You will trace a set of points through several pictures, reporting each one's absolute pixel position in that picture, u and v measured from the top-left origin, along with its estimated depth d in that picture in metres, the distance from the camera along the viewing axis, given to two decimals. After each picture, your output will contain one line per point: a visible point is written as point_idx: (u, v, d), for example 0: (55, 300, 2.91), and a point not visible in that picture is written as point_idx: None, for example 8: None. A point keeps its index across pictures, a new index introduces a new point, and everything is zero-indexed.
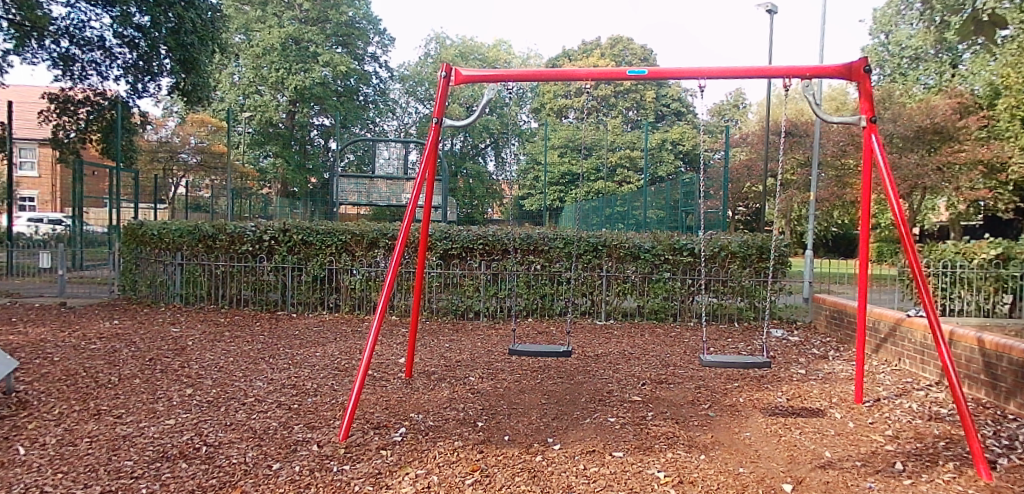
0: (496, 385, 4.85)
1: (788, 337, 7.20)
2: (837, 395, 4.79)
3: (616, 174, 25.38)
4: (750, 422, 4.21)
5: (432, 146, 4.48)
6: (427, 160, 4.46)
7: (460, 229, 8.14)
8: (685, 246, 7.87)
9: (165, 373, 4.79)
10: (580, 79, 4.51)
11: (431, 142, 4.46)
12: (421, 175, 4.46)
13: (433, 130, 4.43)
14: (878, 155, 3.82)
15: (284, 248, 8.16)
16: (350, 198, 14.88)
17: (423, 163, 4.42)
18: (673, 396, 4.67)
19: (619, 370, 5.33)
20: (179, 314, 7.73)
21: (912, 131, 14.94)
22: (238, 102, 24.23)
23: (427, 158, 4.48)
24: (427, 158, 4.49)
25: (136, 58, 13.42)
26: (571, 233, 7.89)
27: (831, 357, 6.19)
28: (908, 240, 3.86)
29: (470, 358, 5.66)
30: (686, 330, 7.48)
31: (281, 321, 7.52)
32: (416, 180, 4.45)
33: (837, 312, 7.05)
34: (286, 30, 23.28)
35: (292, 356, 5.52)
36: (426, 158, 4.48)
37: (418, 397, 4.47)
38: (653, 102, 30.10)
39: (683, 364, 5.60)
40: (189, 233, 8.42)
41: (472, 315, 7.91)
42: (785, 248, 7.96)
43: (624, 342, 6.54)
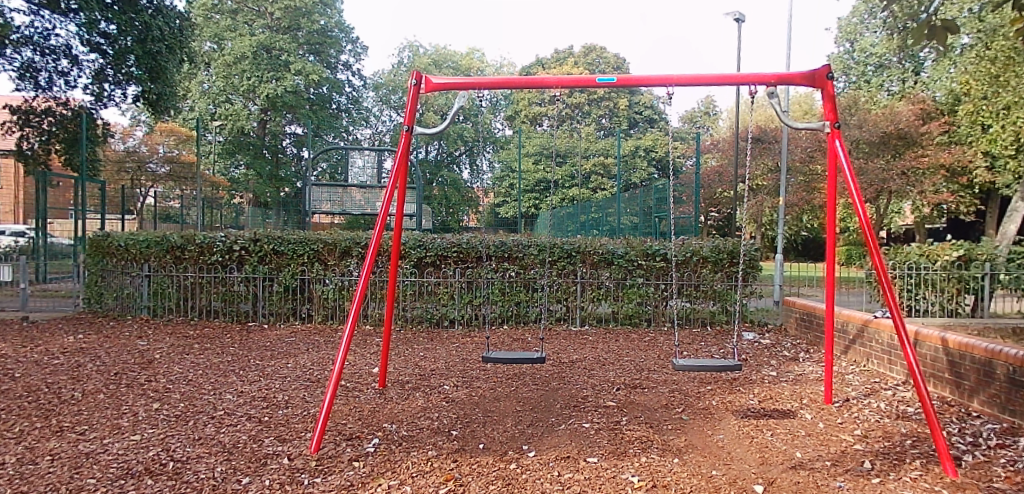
0: (471, 393, 4.84)
1: (759, 339, 7.30)
2: (806, 396, 4.87)
3: (591, 180, 25.57)
4: (723, 424, 4.27)
5: (404, 152, 4.44)
6: (397, 167, 4.41)
7: (434, 236, 8.11)
8: (658, 251, 7.95)
9: (131, 387, 4.66)
10: (551, 87, 4.52)
11: (403, 148, 4.41)
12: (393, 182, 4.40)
13: (405, 136, 4.39)
14: (843, 160, 3.90)
15: (255, 258, 8.03)
16: (323, 207, 14.74)
17: (394, 171, 4.37)
18: (647, 400, 4.69)
19: (592, 376, 5.32)
20: (147, 326, 7.55)
21: (878, 137, 15.31)
22: (208, 111, 23.89)
23: (398, 165, 4.43)
24: (398, 165, 4.44)
25: (103, 67, 13.18)
26: (546, 240, 7.92)
27: (802, 358, 6.30)
28: (873, 244, 3.94)
29: (445, 367, 5.62)
30: (660, 334, 7.55)
31: (252, 332, 7.38)
32: (388, 188, 4.39)
33: (807, 315, 7.17)
34: (257, 39, 23.04)
35: (263, 367, 5.42)
36: (396, 165, 4.42)
37: (392, 407, 4.43)
38: (626, 110, 30.46)
39: (657, 368, 5.64)
40: (157, 244, 8.24)
41: (447, 323, 7.87)
42: (755, 252, 8.10)
43: (599, 348, 6.58)
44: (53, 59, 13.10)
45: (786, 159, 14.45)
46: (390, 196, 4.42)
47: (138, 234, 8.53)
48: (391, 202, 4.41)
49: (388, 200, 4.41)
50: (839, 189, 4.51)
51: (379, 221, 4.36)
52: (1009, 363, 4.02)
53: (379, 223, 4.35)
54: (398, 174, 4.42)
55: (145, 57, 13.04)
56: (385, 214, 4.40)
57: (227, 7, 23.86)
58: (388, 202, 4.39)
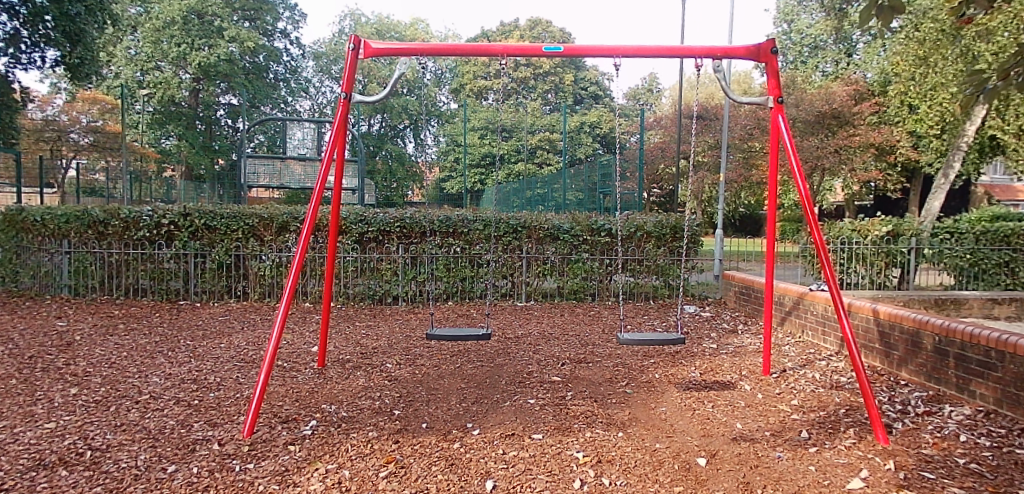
0: (415, 371, 4.72)
1: (700, 313, 7.47)
2: (746, 367, 5.00)
3: (537, 156, 25.53)
4: (666, 397, 4.33)
5: (342, 120, 4.20)
6: (335, 135, 4.16)
7: (376, 211, 7.88)
8: (603, 226, 7.97)
9: (46, 371, 4.32)
10: (496, 55, 4.37)
11: (341, 117, 4.19)
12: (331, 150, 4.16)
13: (343, 106, 4.17)
14: (785, 136, 3.95)
15: (186, 233, 7.61)
16: (261, 181, 14.16)
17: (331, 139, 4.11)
18: (592, 375, 4.71)
19: (538, 351, 5.29)
20: (66, 307, 7.05)
21: (813, 116, 15.81)
22: (135, 78, 22.46)
23: (336, 132, 4.17)
24: (337, 133, 4.18)
25: (15, 28, 12.21)
26: (491, 215, 7.81)
27: (740, 331, 6.46)
28: (812, 218, 4.03)
29: (387, 344, 5.48)
30: (605, 309, 7.60)
31: (183, 311, 7.02)
32: (326, 156, 4.14)
33: (746, 288, 7.37)
34: (187, 2, 21.71)
35: (194, 348, 5.14)
36: (334, 134, 4.17)
37: (333, 387, 4.28)
38: (572, 85, 30.44)
39: (602, 342, 5.66)
40: (75, 218, 7.66)
41: (391, 300, 7.71)
42: (697, 227, 8.23)
43: (544, 323, 6.57)
44: None
45: (727, 136, 14.74)
46: (329, 165, 4.19)
47: (54, 207, 7.92)
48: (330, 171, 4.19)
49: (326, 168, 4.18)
50: (779, 164, 4.58)
51: (317, 193, 4.17)
52: (934, 332, 4.21)
53: (317, 194, 4.16)
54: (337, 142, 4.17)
55: (60, 18, 12.09)
56: (322, 184, 4.19)
57: None
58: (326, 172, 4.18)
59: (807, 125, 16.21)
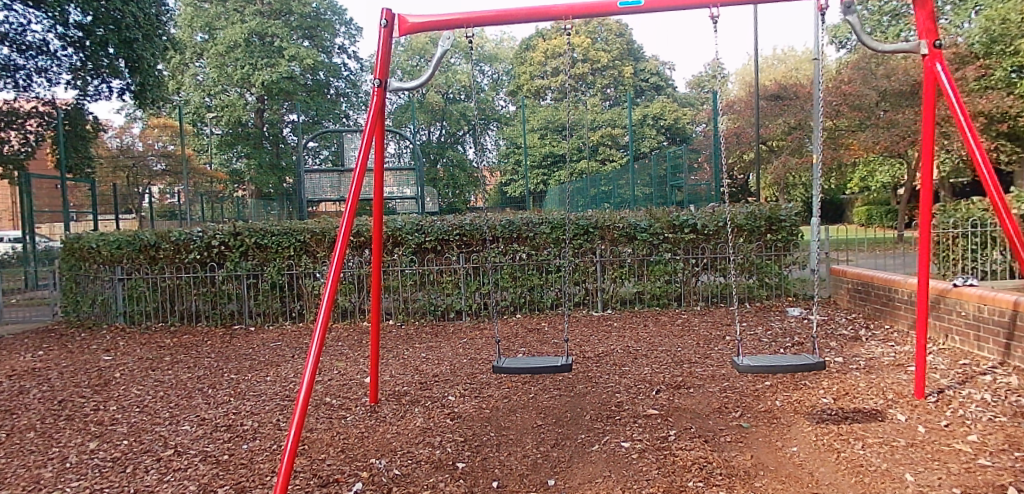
0: (481, 405, 4.00)
1: (808, 316, 6.44)
2: (888, 389, 4.00)
3: (599, 152, 24.60)
4: (795, 434, 3.43)
5: (378, 107, 3.51)
6: (372, 122, 3.45)
7: (433, 218, 7.30)
8: (686, 221, 7.05)
9: (71, 421, 3.88)
10: (559, 17, 3.57)
11: (376, 105, 3.51)
12: (368, 138, 3.44)
13: (377, 93, 3.47)
14: (946, 85, 3.09)
15: (237, 254, 7.21)
16: (320, 194, 13.92)
17: (368, 127, 3.41)
18: (695, 404, 3.85)
19: (625, 375, 4.44)
20: (121, 337, 6.77)
21: (909, 85, 14.16)
22: (203, 103, 23.02)
23: (373, 120, 3.46)
24: (374, 119, 3.48)
25: (83, 61, 12.40)
26: (558, 217, 7.04)
27: (865, 338, 5.41)
28: (1000, 197, 3.34)
29: (450, 371, 4.79)
30: (693, 315, 6.67)
31: (236, 338, 6.61)
32: (363, 147, 3.43)
33: (863, 285, 6.29)
34: (248, 26, 22.06)
35: (237, 383, 4.63)
36: (371, 122, 3.46)
37: (385, 431, 3.60)
38: (632, 78, 29.23)
39: (700, 360, 4.78)
40: (127, 244, 7.39)
41: (453, 314, 7.08)
42: (796, 216, 7.16)
43: (627, 337, 5.71)
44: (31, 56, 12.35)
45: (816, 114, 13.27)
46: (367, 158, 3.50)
47: (110, 234, 7.70)
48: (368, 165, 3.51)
49: (364, 160, 3.48)
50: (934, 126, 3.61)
51: (354, 193, 3.52)
52: None
53: (354, 194, 3.51)
54: (374, 130, 3.45)
55: (121, 46, 12.23)
56: (360, 180, 3.54)
57: None
58: (364, 165, 3.50)
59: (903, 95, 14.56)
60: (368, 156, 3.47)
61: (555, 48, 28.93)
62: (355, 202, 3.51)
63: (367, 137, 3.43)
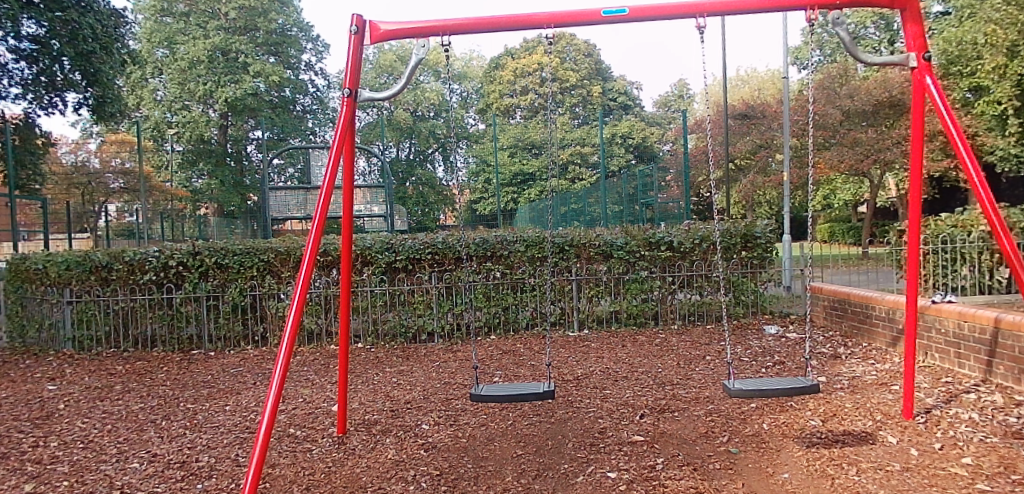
0: (457, 434, 3.77)
1: (786, 334, 6.38)
2: (876, 409, 3.90)
3: (569, 171, 24.67)
4: (786, 459, 3.29)
5: (349, 116, 3.31)
6: (342, 131, 3.23)
7: (404, 236, 7.07)
8: (662, 239, 6.96)
9: (6, 460, 3.52)
10: (539, 26, 3.43)
11: (346, 115, 3.30)
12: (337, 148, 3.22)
13: (347, 102, 3.27)
14: (934, 93, 3.27)
15: (196, 274, 6.87)
16: (286, 212, 13.53)
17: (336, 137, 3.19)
18: (681, 429, 3.69)
19: (607, 399, 4.27)
20: (69, 364, 6.34)
21: (871, 105, 14.49)
22: (164, 119, 22.39)
23: (342, 130, 3.24)
24: (344, 129, 3.26)
25: (37, 74, 11.90)
26: (533, 234, 6.88)
27: (844, 356, 5.36)
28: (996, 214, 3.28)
29: (423, 396, 4.55)
30: (671, 334, 6.55)
31: (194, 363, 6.24)
32: (332, 157, 3.21)
33: (839, 302, 6.27)
34: (212, 41, 21.61)
35: (194, 414, 4.31)
36: (340, 132, 3.24)
37: (354, 464, 3.35)
38: (600, 97, 29.50)
39: (682, 381, 4.64)
40: (78, 264, 6.97)
41: (425, 336, 6.85)
42: (771, 233, 7.13)
43: (605, 357, 5.55)
44: None
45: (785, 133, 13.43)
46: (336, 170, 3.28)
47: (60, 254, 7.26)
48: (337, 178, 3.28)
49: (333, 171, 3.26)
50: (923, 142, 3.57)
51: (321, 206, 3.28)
52: None
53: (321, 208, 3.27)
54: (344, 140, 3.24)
55: (77, 59, 11.78)
56: (329, 193, 3.32)
57: (178, 10, 22.46)
58: (333, 177, 3.28)
59: (864, 114, 14.88)
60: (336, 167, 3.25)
61: (525, 67, 29.04)
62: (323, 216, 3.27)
63: (336, 148, 3.21)
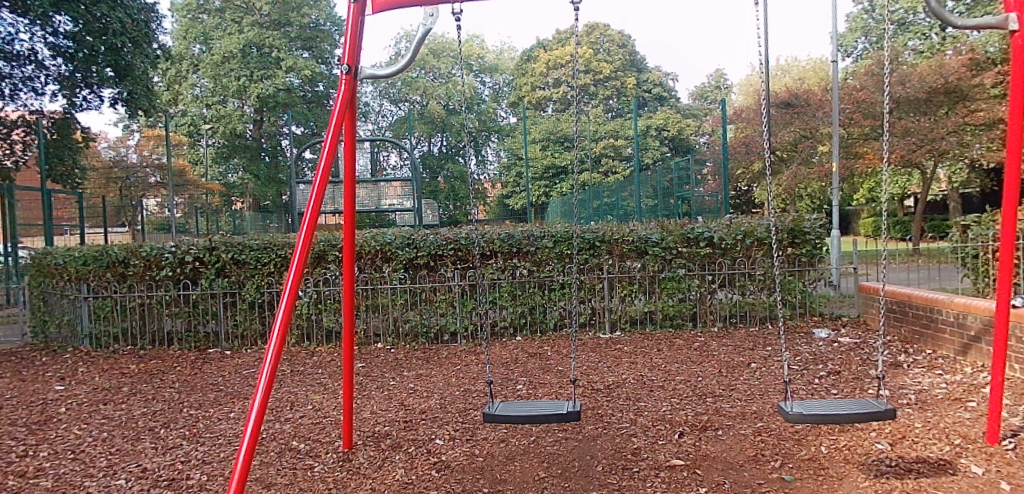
0: (473, 451, 3.41)
1: (838, 338, 5.83)
2: (953, 431, 3.38)
3: (601, 164, 24.12)
4: (851, 491, 2.82)
5: (348, 94, 2.95)
6: (339, 111, 2.89)
7: (426, 231, 6.75)
8: (701, 234, 6.45)
9: None
10: None
11: (345, 93, 2.95)
12: (334, 128, 2.87)
13: (347, 78, 2.92)
14: None
15: (213, 271, 6.65)
16: None
17: (333, 116, 2.85)
18: (725, 452, 3.25)
19: (641, 413, 3.85)
20: (84, 363, 6.19)
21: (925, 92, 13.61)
22: (200, 115, 22.46)
23: (340, 109, 2.90)
24: (342, 108, 2.91)
25: (72, 70, 11.91)
26: (562, 230, 6.45)
27: (907, 365, 4.83)
28: None
29: (440, 405, 4.21)
30: (710, 337, 6.07)
31: (209, 363, 6.03)
32: (327, 139, 2.86)
33: (897, 302, 5.70)
34: (246, 36, 21.63)
35: (197, 423, 4.04)
36: (338, 111, 2.90)
37: (357, 486, 3.01)
38: (634, 88, 28.79)
39: (725, 393, 4.20)
40: (95, 260, 6.80)
41: (447, 337, 6.53)
42: (821, 228, 6.57)
43: (639, 363, 5.12)
44: (18, 65, 11.77)
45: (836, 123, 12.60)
46: (332, 154, 2.92)
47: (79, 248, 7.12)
48: (334, 162, 2.93)
49: (329, 154, 2.91)
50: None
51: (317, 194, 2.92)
52: None
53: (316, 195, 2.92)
54: (343, 121, 2.89)
55: (109, 54, 11.75)
56: (325, 180, 2.96)
57: (214, 7, 22.60)
58: (329, 162, 2.92)
59: (918, 102, 13.98)
60: (333, 148, 2.90)
61: (557, 59, 28.62)
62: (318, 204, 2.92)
63: (333, 128, 2.87)
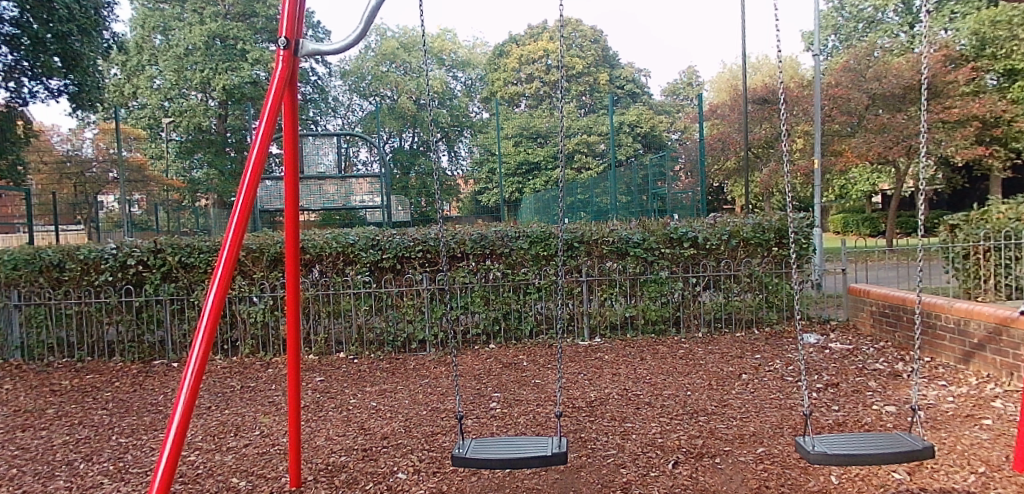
0: (440, 488, 2.97)
1: (829, 344, 5.54)
2: (974, 456, 3.06)
3: (575, 160, 23.81)
4: None
5: (288, 71, 2.50)
6: (276, 90, 2.42)
7: (392, 232, 6.27)
8: (685, 234, 6.09)
9: None
10: None
11: (283, 71, 2.49)
12: (271, 111, 2.40)
13: (285, 54, 2.47)
14: None
15: (158, 275, 6.07)
16: None
17: (269, 95, 2.39)
18: (727, 485, 2.87)
19: (629, 437, 3.45)
20: (11, 379, 5.55)
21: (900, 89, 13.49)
22: (160, 108, 21.35)
23: (278, 88, 2.43)
24: (280, 87, 2.45)
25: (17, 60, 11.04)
26: (539, 230, 6.03)
27: (907, 375, 4.54)
28: None
29: (404, 429, 3.75)
30: (696, 344, 5.71)
31: (151, 378, 5.47)
32: (262, 123, 2.40)
33: (892, 306, 5.44)
34: (209, 27, 20.72)
35: (123, 455, 3.50)
36: (274, 90, 2.43)
37: None
38: (607, 85, 28.54)
39: (721, 412, 3.83)
40: (26, 263, 6.07)
41: (415, 345, 6.08)
42: (809, 227, 6.26)
43: (623, 375, 4.74)
44: None
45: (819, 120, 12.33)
46: (268, 142, 2.44)
47: None
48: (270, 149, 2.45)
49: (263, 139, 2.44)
50: None
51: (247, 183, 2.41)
52: None
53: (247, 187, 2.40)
54: (281, 102, 2.43)
55: (57, 42, 10.96)
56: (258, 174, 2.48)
57: None
58: (264, 152, 2.44)
59: (892, 99, 13.89)
60: (269, 133, 2.43)
61: (530, 54, 28.29)
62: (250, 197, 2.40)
63: (269, 110, 2.41)
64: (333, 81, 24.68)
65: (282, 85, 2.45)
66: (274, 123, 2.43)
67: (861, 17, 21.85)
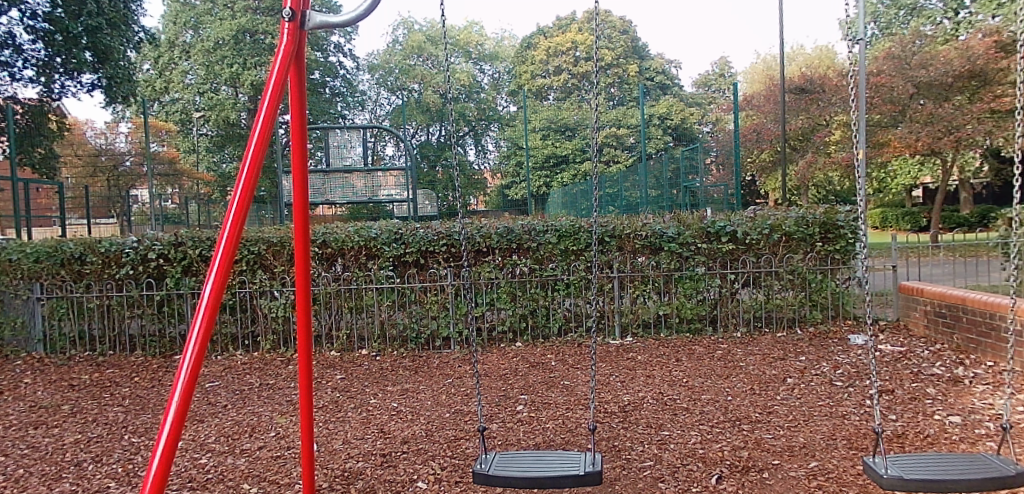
0: None
1: (879, 346, 5.18)
2: None
3: (604, 153, 23.38)
4: None
5: (293, 43, 2.28)
6: (281, 63, 2.20)
7: (416, 225, 6.09)
8: (723, 228, 5.77)
9: None
10: None
11: (289, 44, 2.27)
12: (276, 84, 2.18)
13: (290, 25, 2.26)
14: None
15: (179, 268, 6.01)
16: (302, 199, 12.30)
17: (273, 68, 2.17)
18: None
19: (667, 447, 3.19)
20: (34, 372, 5.52)
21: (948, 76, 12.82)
22: (192, 102, 21.50)
23: (283, 60, 2.21)
24: (285, 60, 2.23)
25: (51, 55, 11.13)
26: (567, 223, 5.78)
27: (968, 381, 4.18)
28: None
29: (425, 433, 3.56)
30: (735, 344, 5.40)
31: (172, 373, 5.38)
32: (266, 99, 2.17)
33: (949, 306, 5.06)
34: (238, 22, 20.81)
35: (134, 457, 3.36)
36: (279, 64, 2.21)
37: None
38: (637, 76, 27.99)
39: (765, 420, 3.55)
40: (49, 256, 6.05)
41: (439, 343, 5.89)
42: (857, 220, 5.88)
43: (657, 378, 4.47)
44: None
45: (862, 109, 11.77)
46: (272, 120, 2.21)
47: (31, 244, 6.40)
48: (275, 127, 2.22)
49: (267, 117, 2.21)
50: None
51: (248, 163, 2.16)
52: None
53: (248, 168, 2.15)
54: (286, 75, 2.20)
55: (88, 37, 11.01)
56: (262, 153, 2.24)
57: None
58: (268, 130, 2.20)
59: (939, 87, 13.22)
60: (273, 108, 2.19)
61: (558, 46, 27.89)
62: (251, 178, 2.15)
63: (273, 84, 2.18)
64: (361, 75, 24.65)
65: (287, 58, 2.23)
66: (279, 99, 2.20)
67: (903, 3, 21.02)
